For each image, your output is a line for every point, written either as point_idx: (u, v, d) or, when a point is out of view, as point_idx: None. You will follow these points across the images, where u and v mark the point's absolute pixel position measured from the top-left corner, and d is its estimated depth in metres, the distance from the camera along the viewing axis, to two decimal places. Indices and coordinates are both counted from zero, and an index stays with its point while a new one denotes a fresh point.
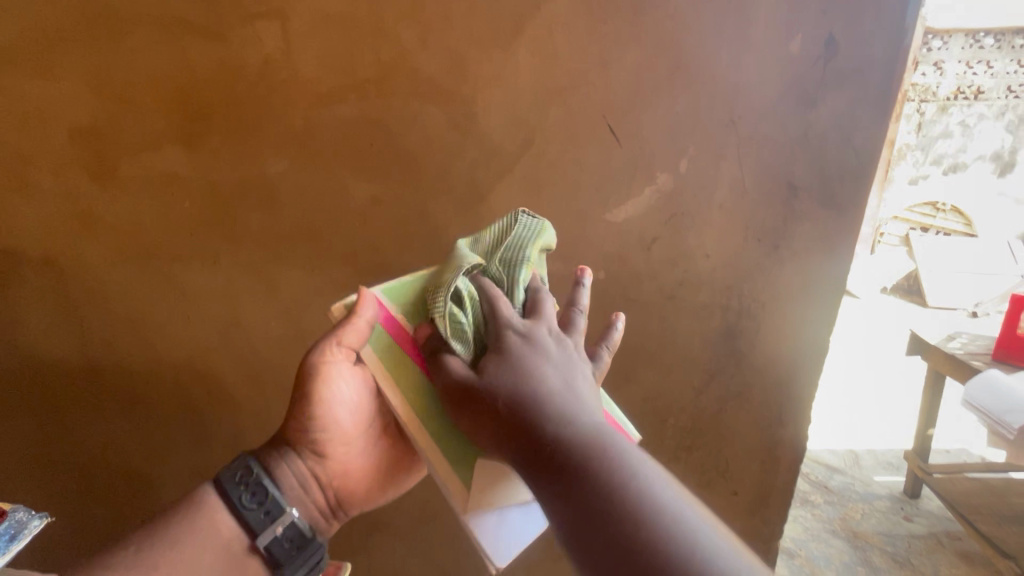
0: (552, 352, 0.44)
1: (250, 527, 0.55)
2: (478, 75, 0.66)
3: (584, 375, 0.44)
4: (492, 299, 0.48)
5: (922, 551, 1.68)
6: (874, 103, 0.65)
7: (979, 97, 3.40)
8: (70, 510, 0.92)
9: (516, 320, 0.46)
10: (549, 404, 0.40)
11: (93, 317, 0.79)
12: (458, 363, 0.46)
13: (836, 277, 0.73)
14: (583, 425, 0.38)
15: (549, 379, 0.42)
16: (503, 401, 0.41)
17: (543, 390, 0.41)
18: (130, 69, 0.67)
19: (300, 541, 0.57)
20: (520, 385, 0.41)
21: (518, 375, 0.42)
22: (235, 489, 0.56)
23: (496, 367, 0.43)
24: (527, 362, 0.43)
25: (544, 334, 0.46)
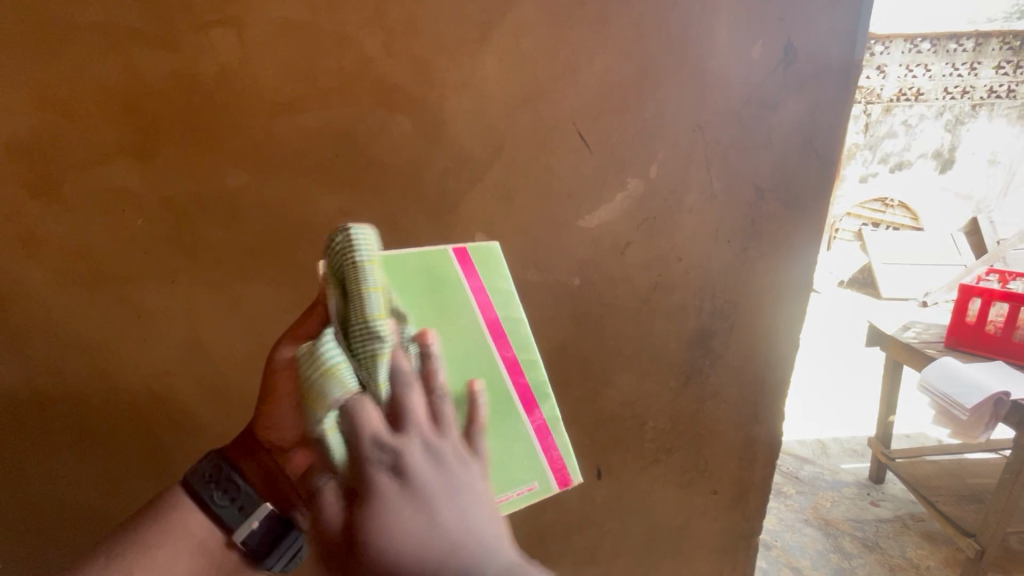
0: (453, 471, 0.40)
1: (226, 524, 0.55)
2: (446, 83, 0.65)
3: (446, 506, 0.38)
4: (351, 413, 0.40)
5: (889, 534, 1.74)
6: (832, 107, 0.68)
7: (918, 98, 3.65)
8: (16, 555, 0.85)
9: (377, 449, 0.39)
10: (455, 560, 0.35)
11: (39, 346, 0.73)
12: (332, 498, 0.40)
13: (804, 274, 0.75)
14: (445, 544, 0.36)
15: (396, 525, 0.36)
16: (374, 574, 0.35)
17: (424, 559, 0.35)
18: (74, 79, 0.63)
19: (277, 533, 0.56)
20: (387, 550, 0.36)
21: (408, 540, 0.36)
22: (207, 489, 0.55)
23: (369, 520, 0.37)
24: (381, 505, 0.37)
25: (415, 454, 0.39)
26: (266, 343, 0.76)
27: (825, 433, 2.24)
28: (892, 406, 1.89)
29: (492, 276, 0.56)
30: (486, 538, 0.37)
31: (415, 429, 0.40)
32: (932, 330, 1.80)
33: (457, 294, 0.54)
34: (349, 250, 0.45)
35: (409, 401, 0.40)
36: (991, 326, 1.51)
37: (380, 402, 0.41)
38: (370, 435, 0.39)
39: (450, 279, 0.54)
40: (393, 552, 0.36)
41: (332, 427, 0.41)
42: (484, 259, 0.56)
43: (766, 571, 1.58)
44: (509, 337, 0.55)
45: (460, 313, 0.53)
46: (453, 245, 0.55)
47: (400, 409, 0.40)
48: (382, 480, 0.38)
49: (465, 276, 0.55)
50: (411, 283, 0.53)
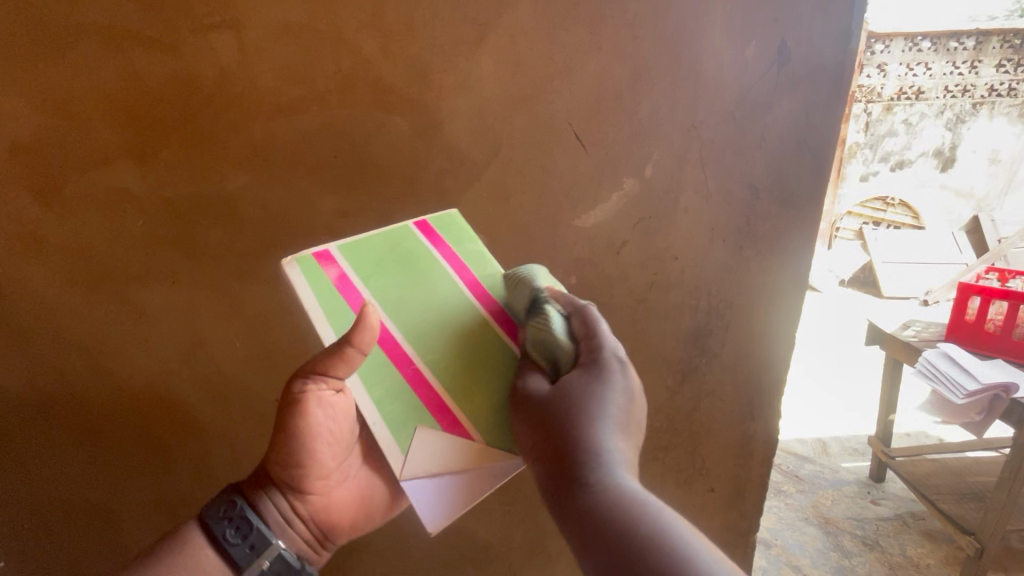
0: (619, 386, 0.47)
1: (236, 563, 0.55)
2: (442, 85, 0.65)
3: (618, 404, 0.46)
4: (584, 317, 0.52)
5: (889, 532, 1.74)
6: (826, 107, 0.68)
7: (919, 97, 3.64)
8: (20, 553, 0.86)
9: (604, 347, 0.49)
10: (629, 496, 0.39)
11: (41, 345, 0.74)
12: (538, 382, 0.49)
13: (799, 273, 0.76)
14: (624, 489, 0.40)
15: (609, 430, 0.44)
16: (571, 431, 0.44)
17: (603, 434, 0.43)
18: (75, 82, 0.63)
19: (289, 573, 0.57)
20: (594, 414, 0.44)
21: (596, 408, 0.45)
22: (220, 527, 0.57)
23: (587, 397, 0.46)
24: (609, 396, 0.46)
25: (609, 360, 0.48)
26: (265, 342, 0.77)
27: (825, 432, 2.24)
28: (892, 405, 1.90)
29: (461, 244, 0.62)
30: (621, 458, 0.43)
31: (605, 342, 0.50)
32: (931, 328, 1.81)
33: (432, 263, 0.60)
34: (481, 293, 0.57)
35: (602, 334, 0.51)
36: (992, 325, 1.51)
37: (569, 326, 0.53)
38: (603, 337, 0.50)
39: (423, 252, 0.60)
40: (571, 410, 0.45)
41: (543, 329, 0.51)
42: (449, 230, 0.63)
43: (766, 569, 1.58)
44: (490, 292, 0.59)
45: (441, 278, 0.59)
46: (414, 221, 0.63)
47: (564, 373, 0.50)
48: (595, 397, 0.45)
49: (435, 246, 0.61)
50: (387, 260, 0.59)
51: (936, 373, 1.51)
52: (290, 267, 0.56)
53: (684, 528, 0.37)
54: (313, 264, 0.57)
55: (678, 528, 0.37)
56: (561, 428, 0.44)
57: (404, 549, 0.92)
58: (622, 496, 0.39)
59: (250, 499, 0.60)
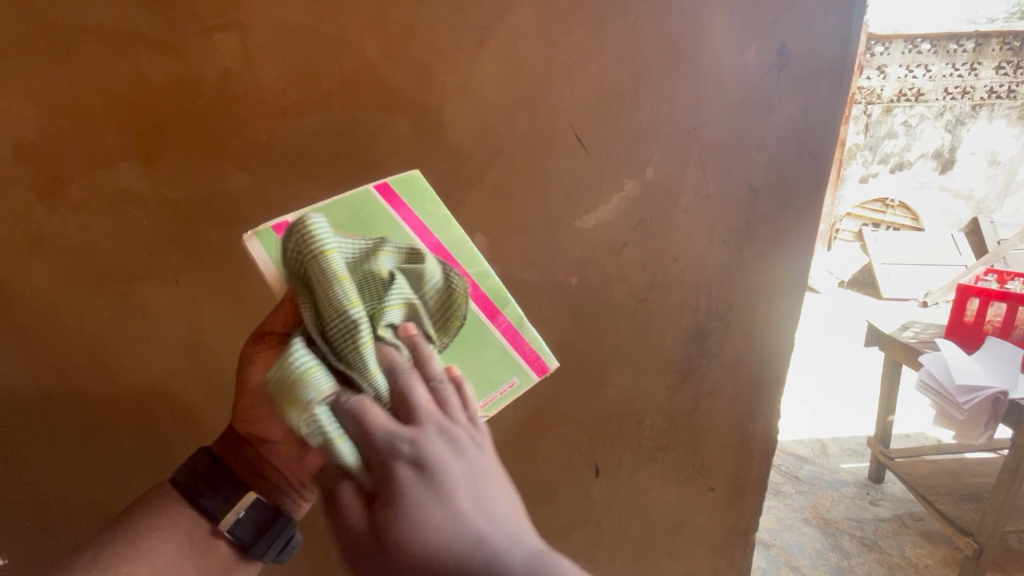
0: (462, 468, 0.39)
1: (212, 515, 0.57)
2: (445, 86, 0.66)
3: (469, 495, 0.37)
4: (360, 409, 0.40)
5: (888, 533, 1.75)
6: (826, 110, 0.69)
7: (918, 98, 3.66)
8: (21, 551, 0.87)
9: (396, 436, 0.39)
10: (476, 557, 0.34)
11: (45, 344, 0.75)
12: (352, 492, 0.39)
13: (798, 274, 0.76)
14: (462, 540, 0.35)
15: (406, 528, 0.35)
16: (410, 573, 0.34)
17: (453, 551, 0.34)
18: (79, 83, 0.64)
19: (263, 521, 0.58)
20: (416, 530, 0.35)
21: (427, 535, 0.35)
22: (193, 482, 0.57)
23: (392, 519, 0.36)
24: (392, 462, 0.38)
25: (430, 437, 0.39)
26: None
27: (825, 432, 2.24)
28: (891, 406, 1.90)
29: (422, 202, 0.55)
30: (504, 534, 0.36)
31: (428, 418, 0.41)
32: (931, 329, 1.81)
33: (393, 229, 0.53)
34: (376, 304, 0.47)
35: (413, 393, 0.41)
36: (988, 326, 1.52)
37: (377, 395, 0.42)
38: (381, 432, 0.39)
39: (382, 216, 0.53)
40: (392, 551, 0.35)
41: (337, 435, 0.40)
42: (411, 193, 0.55)
43: (765, 570, 1.58)
44: (457, 258, 0.55)
45: (407, 247, 0.53)
46: (375, 183, 0.54)
47: (405, 401, 0.41)
48: (349, 497, 0.39)
49: (395, 210, 0.54)
50: (346, 228, 0.52)
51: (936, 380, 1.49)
52: (246, 240, 0.49)
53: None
54: (270, 235, 0.49)
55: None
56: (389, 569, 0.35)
57: None
58: (463, 573, 0.33)
59: (224, 453, 0.60)
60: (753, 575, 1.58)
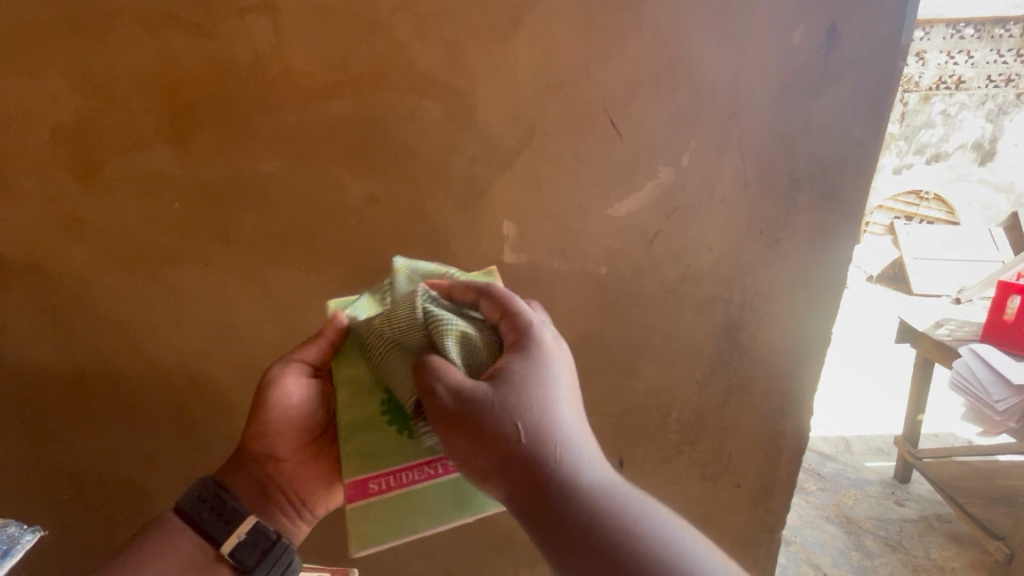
0: (565, 368, 0.46)
1: (213, 538, 0.56)
2: (476, 69, 0.64)
3: (576, 391, 0.46)
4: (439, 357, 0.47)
5: (913, 534, 1.71)
6: (874, 95, 0.65)
7: (959, 86, 3.50)
8: (61, 523, 0.90)
9: (536, 332, 0.48)
10: (571, 452, 0.42)
11: (82, 324, 0.77)
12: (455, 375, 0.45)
13: (838, 267, 0.74)
14: (574, 460, 0.42)
15: (566, 419, 0.44)
16: (519, 434, 0.42)
17: (558, 429, 0.43)
18: (114, 64, 0.64)
19: (263, 543, 0.57)
20: (542, 421, 0.43)
21: (539, 397, 0.43)
22: (193, 507, 0.57)
23: (526, 386, 0.44)
24: (532, 321, 0.48)
25: (552, 346, 0.47)
26: (295, 326, 0.78)
27: (849, 430, 2.19)
28: (922, 405, 1.85)
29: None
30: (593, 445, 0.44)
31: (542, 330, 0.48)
32: (967, 327, 1.75)
33: None
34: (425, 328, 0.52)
35: (504, 326, 0.49)
36: None
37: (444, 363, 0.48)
38: (529, 323, 0.48)
39: None
40: (523, 413, 0.43)
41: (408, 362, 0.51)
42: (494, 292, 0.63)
43: (785, 566, 1.56)
44: None
45: None
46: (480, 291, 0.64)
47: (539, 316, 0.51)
48: (556, 354, 0.47)
49: None
50: None
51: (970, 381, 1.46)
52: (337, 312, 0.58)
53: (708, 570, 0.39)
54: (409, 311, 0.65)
55: (656, 517, 0.41)
56: (506, 433, 0.42)
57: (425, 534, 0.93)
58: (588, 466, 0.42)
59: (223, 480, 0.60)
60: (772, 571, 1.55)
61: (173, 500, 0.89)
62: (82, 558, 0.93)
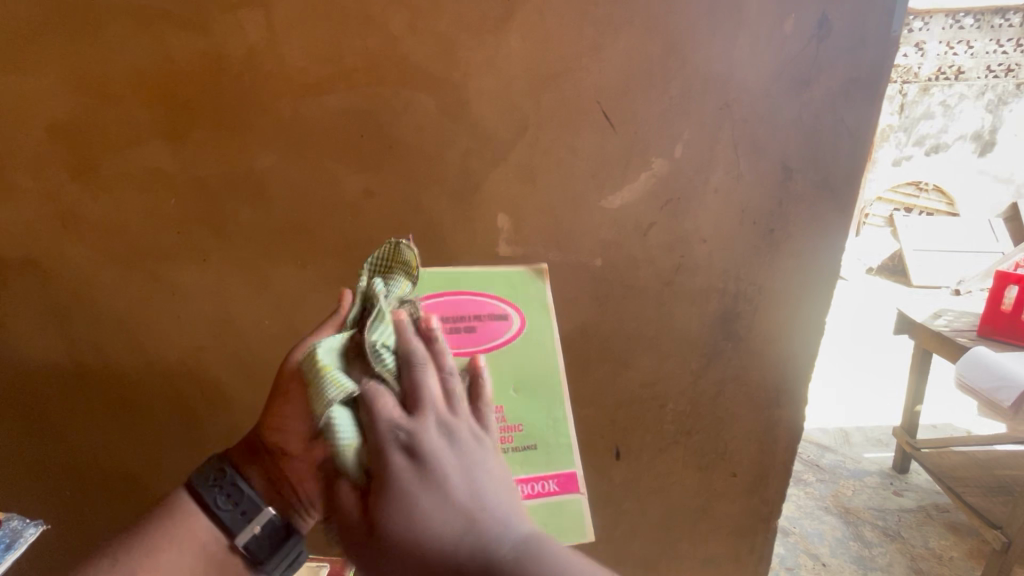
0: (447, 457, 0.45)
1: (228, 527, 0.58)
2: (469, 62, 0.65)
3: (483, 466, 0.46)
4: (373, 399, 0.47)
5: (912, 524, 1.71)
6: (867, 84, 0.66)
7: (959, 77, 3.49)
8: (64, 518, 0.91)
9: (396, 426, 0.46)
10: (467, 537, 0.41)
11: (82, 321, 0.77)
12: (349, 494, 0.47)
13: (831, 257, 0.74)
14: (496, 540, 0.41)
15: (454, 481, 0.44)
16: (397, 550, 0.42)
17: (443, 533, 0.41)
18: (108, 61, 0.64)
19: (278, 537, 0.59)
20: (415, 530, 0.42)
21: (406, 517, 0.42)
22: (210, 492, 0.58)
23: (388, 508, 0.43)
24: (381, 402, 0.47)
25: (430, 432, 0.46)
26: (294, 320, 0.78)
27: (848, 422, 2.20)
28: (920, 396, 1.85)
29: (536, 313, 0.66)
30: (492, 509, 0.43)
31: (430, 408, 0.47)
32: (964, 317, 1.76)
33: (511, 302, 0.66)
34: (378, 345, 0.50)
35: (427, 384, 0.48)
36: None
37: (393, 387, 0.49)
38: (388, 426, 0.46)
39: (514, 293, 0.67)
40: (388, 539, 0.42)
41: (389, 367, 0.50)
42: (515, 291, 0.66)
43: (784, 556, 1.57)
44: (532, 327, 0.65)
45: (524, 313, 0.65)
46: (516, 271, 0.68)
47: (417, 393, 0.48)
48: (428, 437, 0.46)
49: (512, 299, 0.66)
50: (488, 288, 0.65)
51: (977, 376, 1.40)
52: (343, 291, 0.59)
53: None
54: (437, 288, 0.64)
55: (554, 549, 0.41)
56: (387, 549, 0.42)
57: None
58: (489, 532, 0.42)
59: (240, 465, 0.61)
60: (771, 561, 1.56)
61: None
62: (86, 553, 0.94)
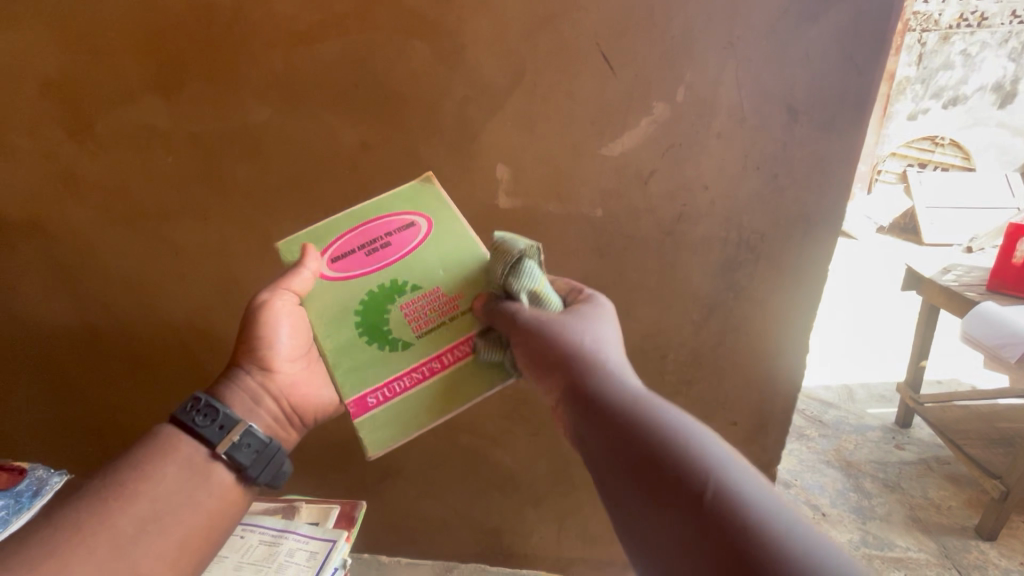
0: (624, 371, 0.50)
1: (205, 440, 0.54)
2: (464, 4, 0.62)
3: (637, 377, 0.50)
4: (537, 319, 0.53)
5: (912, 475, 1.75)
6: (879, 17, 0.63)
7: (982, 24, 3.32)
8: (88, 471, 0.95)
9: (581, 334, 0.52)
10: (682, 439, 0.41)
11: (89, 281, 0.78)
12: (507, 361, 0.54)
13: (838, 202, 0.72)
14: (712, 455, 0.40)
15: (644, 393, 0.47)
16: (602, 409, 0.46)
17: (665, 422, 0.43)
18: (96, 14, 0.63)
19: (260, 445, 0.56)
20: (613, 389, 0.47)
21: (626, 394, 0.46)
22: (185, 414, 0.55)
23: (595, 379, 0.48)
24: (564, 320, 0.53)
25: (608, 347, 0.52)
26: None
27: (853, 378, 2.21)
28: (925, 351, 1.85)
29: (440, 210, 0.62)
30: (683, 423, 0.43)
31: (585, 322, 0.54)
32: (974, 272, 1.73)
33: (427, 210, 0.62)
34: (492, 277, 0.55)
35: (602, 332, 0.53)
36: None
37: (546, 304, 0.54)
38: (566, 320, 0.53)
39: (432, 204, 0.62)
40: (607, 404, 0.46)
41: (534, 286, 0.54)
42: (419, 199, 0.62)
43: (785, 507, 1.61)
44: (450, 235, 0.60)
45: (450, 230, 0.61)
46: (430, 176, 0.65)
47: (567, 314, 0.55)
48: (610, 348, 0.52)
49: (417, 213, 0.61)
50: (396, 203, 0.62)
51: (987, 330, 1.38)
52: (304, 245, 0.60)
53: (716, 447, 0.40)
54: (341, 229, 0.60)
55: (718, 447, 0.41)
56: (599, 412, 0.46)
57: (433, 475, 0.98)
58: (682, 467, 0.39)
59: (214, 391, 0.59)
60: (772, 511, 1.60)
61: None
62: None
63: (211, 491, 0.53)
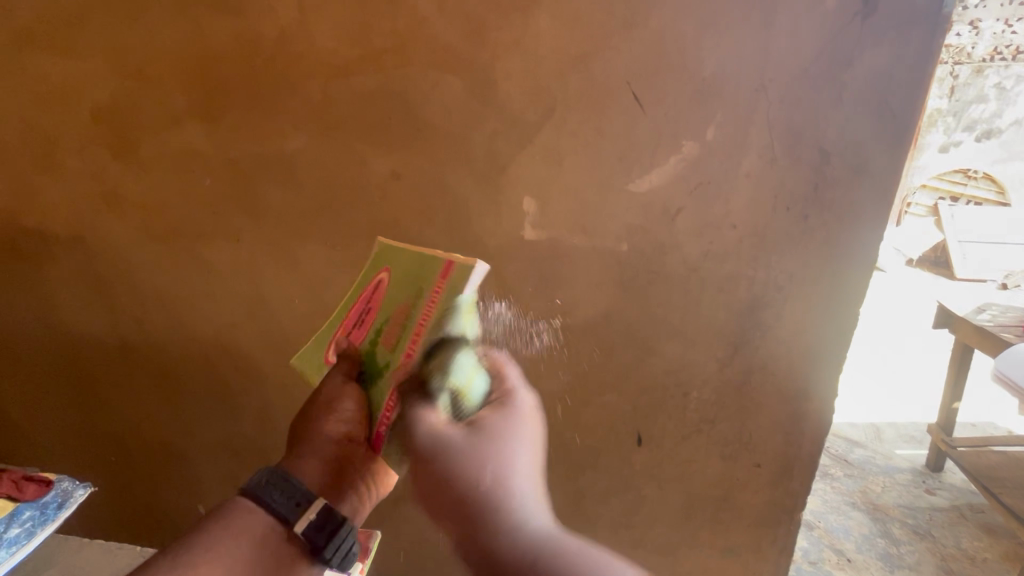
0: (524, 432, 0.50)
1: (283, 518, 0.53)
2: (497, 41, 0.64)
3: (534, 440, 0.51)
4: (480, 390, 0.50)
5: (943, 523, 1.67)
6: (915, 62, 0.62)
7: (1016, 57, 3.20)
8: (110, 480, 0.97)
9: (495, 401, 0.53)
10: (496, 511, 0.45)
11: (124, 296, 0.81)
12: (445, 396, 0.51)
13: (869, 244, 0.71)
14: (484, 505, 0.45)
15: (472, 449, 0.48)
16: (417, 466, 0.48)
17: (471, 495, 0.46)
18: (148, 46, 0.67)
19: (334, 523, 0.54)
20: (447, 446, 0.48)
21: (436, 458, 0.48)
22: (265, 491, 0.54)
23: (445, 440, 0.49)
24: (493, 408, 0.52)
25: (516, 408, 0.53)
26: (321, 301, 0.79)
27: (881, 417, 2.13)
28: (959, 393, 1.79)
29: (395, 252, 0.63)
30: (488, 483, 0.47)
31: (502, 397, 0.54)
32: (1011, 312, 1.67)
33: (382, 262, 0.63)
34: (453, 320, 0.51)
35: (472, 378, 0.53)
36: None
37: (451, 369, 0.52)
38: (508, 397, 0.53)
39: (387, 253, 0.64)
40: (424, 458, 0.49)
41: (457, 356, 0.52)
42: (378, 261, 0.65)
43: (808, 550, 1.54)
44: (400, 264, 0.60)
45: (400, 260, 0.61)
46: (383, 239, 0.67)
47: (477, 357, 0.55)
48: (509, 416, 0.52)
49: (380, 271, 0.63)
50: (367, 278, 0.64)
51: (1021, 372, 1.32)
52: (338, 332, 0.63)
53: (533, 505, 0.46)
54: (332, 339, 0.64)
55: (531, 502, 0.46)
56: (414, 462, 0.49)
57: None
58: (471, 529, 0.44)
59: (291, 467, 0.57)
60: (794, 553, 1.54)
61: (207, 463, 0.93)
62: (131, 513, 1.00)
63: (274, 566, 0.52)
